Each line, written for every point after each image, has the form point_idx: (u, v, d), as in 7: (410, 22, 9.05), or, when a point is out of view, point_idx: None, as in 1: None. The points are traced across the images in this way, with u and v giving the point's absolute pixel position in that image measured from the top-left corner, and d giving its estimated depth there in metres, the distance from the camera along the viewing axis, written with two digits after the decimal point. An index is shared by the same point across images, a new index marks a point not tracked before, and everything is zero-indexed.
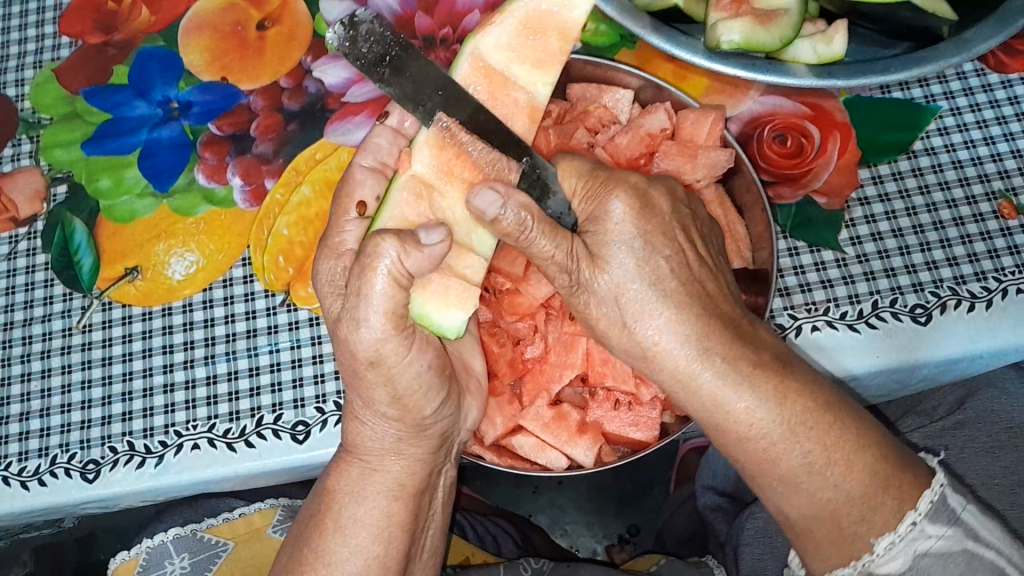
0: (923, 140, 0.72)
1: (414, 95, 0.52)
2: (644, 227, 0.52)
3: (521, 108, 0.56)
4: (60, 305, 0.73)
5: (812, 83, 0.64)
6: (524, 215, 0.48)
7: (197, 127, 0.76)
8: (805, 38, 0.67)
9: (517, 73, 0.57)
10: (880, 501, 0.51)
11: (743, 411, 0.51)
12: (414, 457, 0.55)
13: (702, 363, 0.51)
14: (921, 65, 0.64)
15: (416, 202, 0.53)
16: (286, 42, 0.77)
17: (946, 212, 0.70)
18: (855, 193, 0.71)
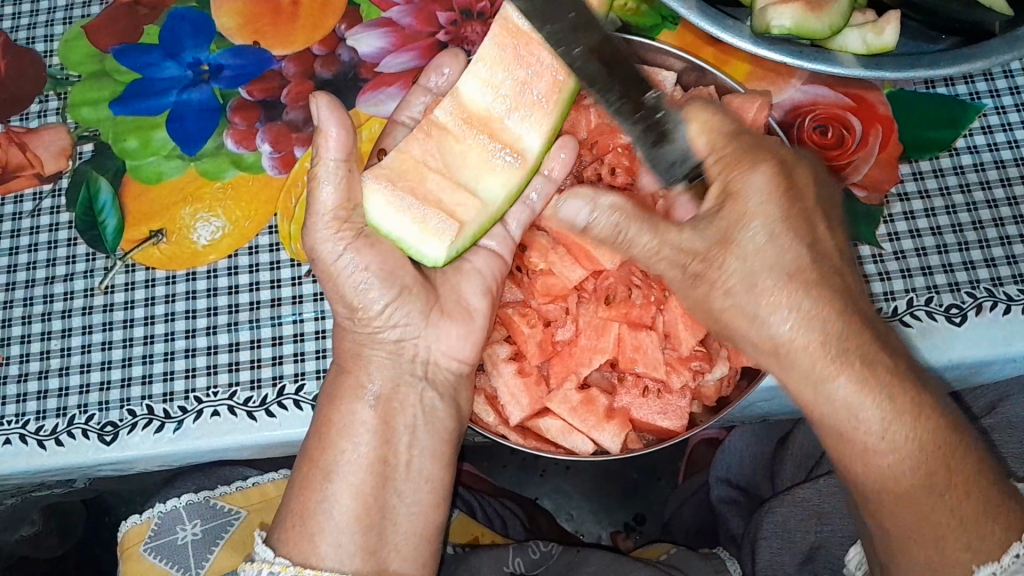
0: (966, 138, 0.71)
1: (544, 12, 0.53)
2: (789, 209, 0.51)
3: (535, 82, 0.57)
4: (83, 265, 0.72)
5: (859, 73, 0.63)
6: (615, 216, 0.52)
7: (227, 91, 0.75)
8: (854, 27, 0.66)
9: (541, 38, 0.56)
10: (987, 529, 0.48)
11: (877, 424, 0.49)
12: (380, 362, 0.58)
13: (840, 365, 0.50)
14: (971, 60, 0.62)
15: (426, 142, 0.58)
16: (320, 9, 0.76)
17: (986, 212, 0.69)
18: (895, 189, 0.69)
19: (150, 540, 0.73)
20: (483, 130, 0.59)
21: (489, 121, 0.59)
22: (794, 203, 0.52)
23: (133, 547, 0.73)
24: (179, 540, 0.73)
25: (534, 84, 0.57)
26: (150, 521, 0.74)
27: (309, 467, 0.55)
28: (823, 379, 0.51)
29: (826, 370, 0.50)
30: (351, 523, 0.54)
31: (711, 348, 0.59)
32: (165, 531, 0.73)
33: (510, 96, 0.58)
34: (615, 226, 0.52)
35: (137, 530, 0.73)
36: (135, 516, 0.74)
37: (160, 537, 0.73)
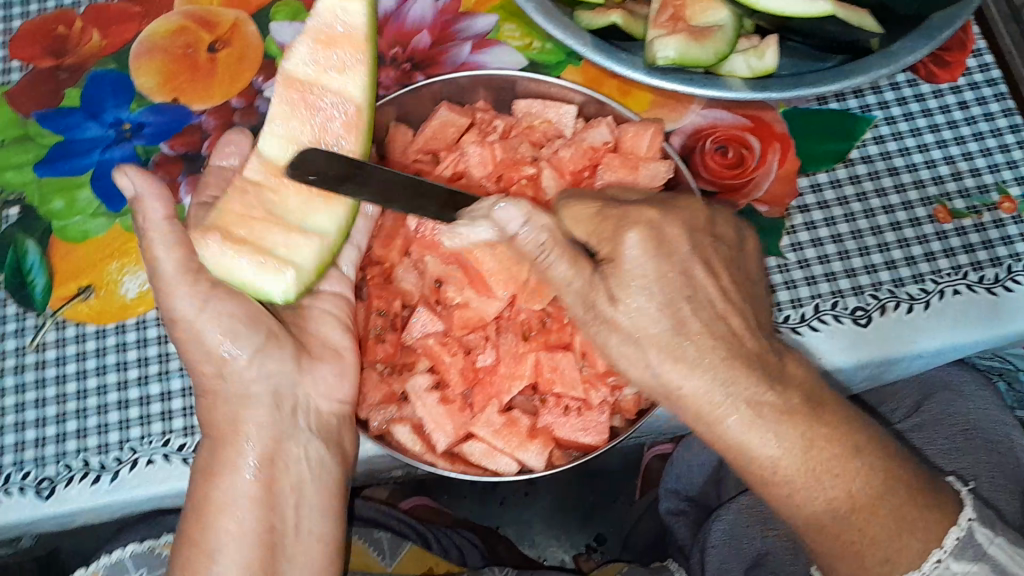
0: (860, 148, 0.75)
1: (386, 195, 0.57)
2: (663, 267, 0.54)
3: (337, 121, 0.62)
4: (13, 325, 0.73)
5: (746, 95, 0.67)
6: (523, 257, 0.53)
7: (149, 147, 0.78)
8: (739, 53, 0.70)
9: (326, 82, 0.63)
10: (903, 541, 0.52)
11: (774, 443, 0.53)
12: (260, 420, 0.60)
13: (728, 406, 0.53)
14: (849, 76, 0.67)
15: (275, 183, 0.61)
16: (237, 62, 0.81)
17: (883, 217, 0.73)
18: (795, 201, 0.73)
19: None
20: (293, 183, 0.61)
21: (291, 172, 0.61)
22: (671, 255, 0.55)
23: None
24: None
25: (336, 122, 0.62)
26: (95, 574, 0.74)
27: (206, 553, 0.57)
28: (717, 414, 0.54)
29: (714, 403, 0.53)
30: None
31: None
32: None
33: (310, 136, 0.62)
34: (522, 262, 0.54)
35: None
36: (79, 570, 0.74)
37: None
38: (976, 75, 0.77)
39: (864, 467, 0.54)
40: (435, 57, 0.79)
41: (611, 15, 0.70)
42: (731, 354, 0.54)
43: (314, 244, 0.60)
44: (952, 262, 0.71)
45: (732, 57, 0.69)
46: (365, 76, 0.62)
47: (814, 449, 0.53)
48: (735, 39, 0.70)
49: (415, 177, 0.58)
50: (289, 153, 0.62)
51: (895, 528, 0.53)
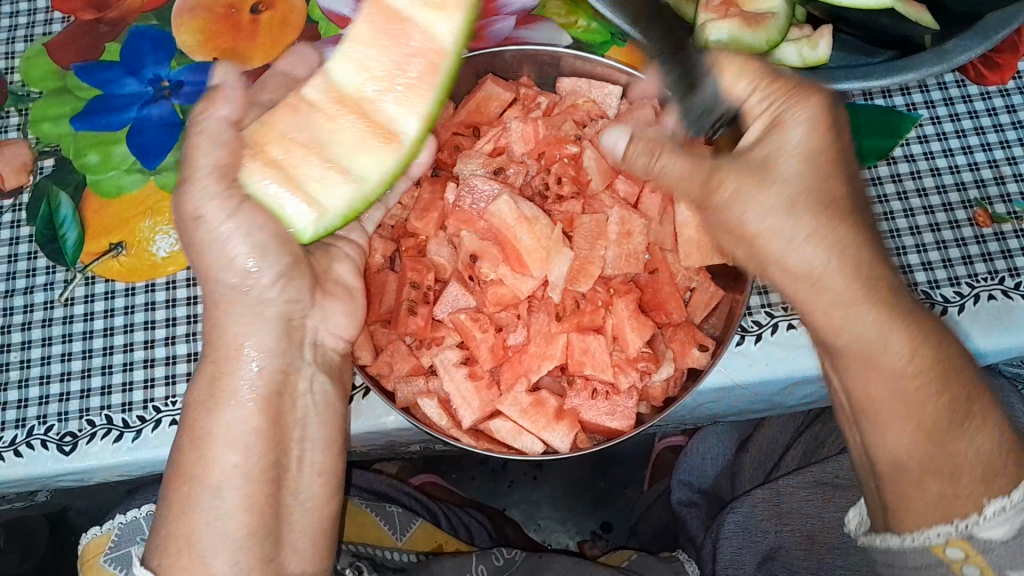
0: (903, 147, 0.73)
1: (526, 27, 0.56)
2: (826, 146, 0.50)
3: (413, 76, 0.56)
4: (43, 278, 0.73)
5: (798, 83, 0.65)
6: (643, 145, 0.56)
7: (186, 106, 0.77)
8: (791, 42, 0.68)
9: (418, 16, 0.56)
10: (999, 463, 0.49)
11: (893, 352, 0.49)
12: (264, 337, 0.55)
13: (864, 295, 0.49)
14: (902, 72, 0.66)
15: (337, 108, 0.56)
16: (280, 25, 0.80)
17: (923, 218, 0.71)
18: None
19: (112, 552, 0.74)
20: (354, 112, 0.56)
21: (353, 104, 0.56)
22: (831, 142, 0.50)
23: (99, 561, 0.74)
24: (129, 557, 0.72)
25: (408, 68, 0.56)
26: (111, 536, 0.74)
27: (188, 486, 0.53)
28: (848, 308, 0.49)
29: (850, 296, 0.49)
30: (239, 536, 0.52)
31: (657, 349, 0.61)
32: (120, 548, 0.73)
33: (383, 76, 0.56)
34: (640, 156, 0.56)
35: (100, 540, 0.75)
36: (97, 528, 0.75)
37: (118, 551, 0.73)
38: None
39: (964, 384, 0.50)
40: (478, 31, 0.77)
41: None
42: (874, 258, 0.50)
43: (378, 168, 0.56)
44: (990, 267, 0.69)
45: (783, 45, 0.68)
46: (461, 18, 0.56)
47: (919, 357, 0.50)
48: (787, 27, 0.68)
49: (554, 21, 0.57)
50: (358, 88, 0.56)
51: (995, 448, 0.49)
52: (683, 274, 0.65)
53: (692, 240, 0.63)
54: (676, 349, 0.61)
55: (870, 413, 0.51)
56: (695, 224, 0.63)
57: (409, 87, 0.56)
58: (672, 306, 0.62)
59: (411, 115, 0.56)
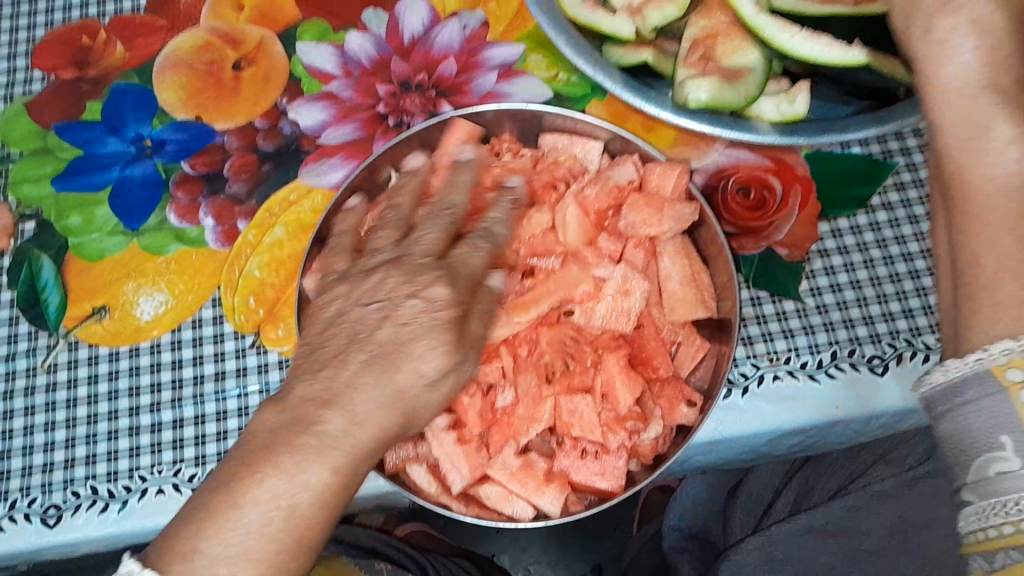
0: (881, 195, 0.75)
1: None
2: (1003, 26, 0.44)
3: None
4: (24, 344, 0.72)
5: (774, 139, 0.67)
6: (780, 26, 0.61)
7: (169, 166, 0.77)
8: (769, 95, 0.69)
9: None
10: None
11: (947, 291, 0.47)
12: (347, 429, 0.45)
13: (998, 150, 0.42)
14: (880, 124, 0.66)
15: None
16: (261, 83, 0.81)
17: (902, 265, 0.72)
18: (815, 245, 0.73)
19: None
20: None
21: None
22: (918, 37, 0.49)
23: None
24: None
25: None
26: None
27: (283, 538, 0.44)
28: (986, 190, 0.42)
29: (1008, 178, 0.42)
30: None
31: (646, 408, 0.61)
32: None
33: None
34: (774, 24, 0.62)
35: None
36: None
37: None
38: None
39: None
40: (461, 86, 0.80)
41: (643, 53, 0.71)
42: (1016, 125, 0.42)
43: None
44: None
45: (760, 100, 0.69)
46: None
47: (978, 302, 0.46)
48: (765, 81, 0.70)
49: None
50: None
51: None
52: (668, 328, 0.65)
53: (676, 293, 0.63)
54: (665, 407, 0.61)
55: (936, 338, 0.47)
56: (678, 277, 0.63)
57: None
58: (658, 361, 0.63)
59: None
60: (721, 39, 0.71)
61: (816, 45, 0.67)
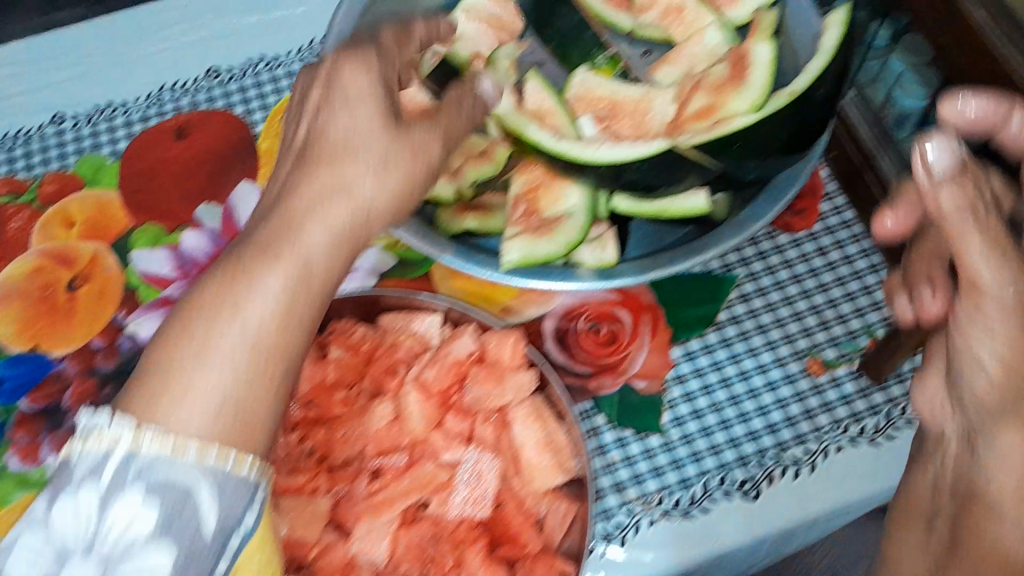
0: (727, 309, 0.76)
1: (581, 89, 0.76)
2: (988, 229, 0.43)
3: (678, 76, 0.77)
4: None
5: (595, 284, 0.65)
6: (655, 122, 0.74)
7: (7, 405, 0.74)
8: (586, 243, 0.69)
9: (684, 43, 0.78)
10: None
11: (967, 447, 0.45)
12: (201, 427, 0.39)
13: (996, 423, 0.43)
14: (702, 251, 0.65)
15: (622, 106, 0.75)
16: (98, 298, 0.78)
17: (759, 378, 0.73)
18: (671, 372, 0.74)
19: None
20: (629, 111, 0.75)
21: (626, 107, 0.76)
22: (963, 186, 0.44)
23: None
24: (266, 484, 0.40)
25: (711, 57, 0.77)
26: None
27: None
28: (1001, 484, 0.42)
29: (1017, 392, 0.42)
30: None
31: None
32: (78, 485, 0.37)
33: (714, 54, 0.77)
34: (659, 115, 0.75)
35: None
36: (89, 413, 0.39)
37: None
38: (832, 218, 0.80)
39: None
40: None
41: (467, 219, 0.71)
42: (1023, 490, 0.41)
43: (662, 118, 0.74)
44: (832, 417, 0.71)
45: (584, 244, 0.68)
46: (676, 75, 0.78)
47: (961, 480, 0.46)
48: (585, 228, 0.69)
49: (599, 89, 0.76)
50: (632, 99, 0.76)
51: None
52: (531, 499, 0.62)
53: (534, 462, 0.62)
54: None
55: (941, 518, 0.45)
56: (532, 444, 0.62)
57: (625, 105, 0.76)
58: (525, 537, 0.60)
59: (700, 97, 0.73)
60: (542, 190, 0.72)
61: (619, 146, 0.67)
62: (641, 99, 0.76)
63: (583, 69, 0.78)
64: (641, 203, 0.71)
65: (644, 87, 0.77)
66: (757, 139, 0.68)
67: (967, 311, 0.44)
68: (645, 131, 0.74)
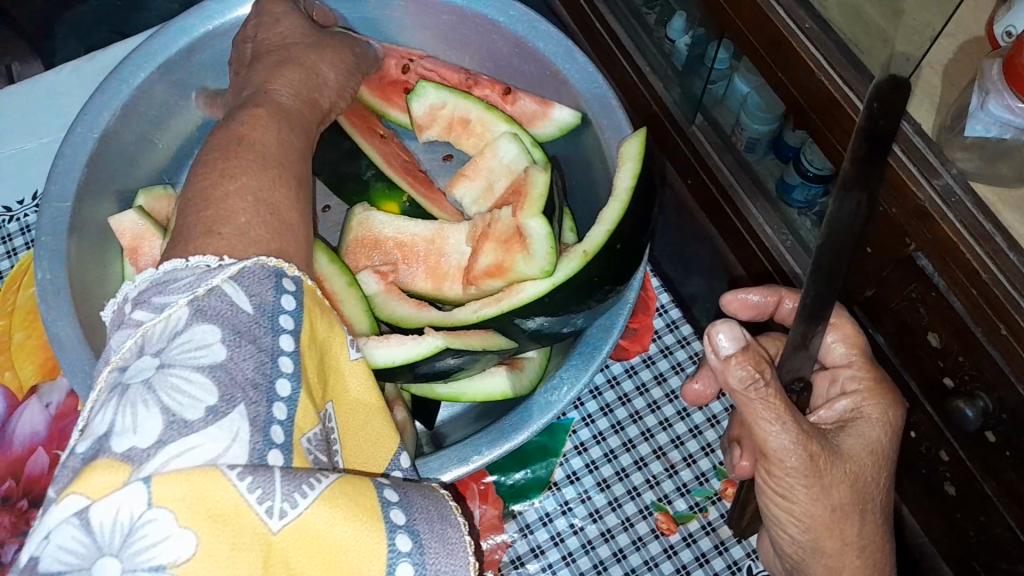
0: (562, 465, 0.72)
1: (363, 234, 0.70)
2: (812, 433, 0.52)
3: (490, 194, 0.72)
4: None
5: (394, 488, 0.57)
6: (452, 263, 0.71)
7: None
8: None
9: (482, 158, 0.72)
10: None
11: (811, 538, 0.54)
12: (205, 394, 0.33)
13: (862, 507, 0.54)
14: (515, 435, 0.58)
15: (423, 243, 0.72)
16: None
17: (604, 546, 0.69)
18: (507, 556, 0.68)
19: (170, 462, 0.32)
20: (425, 254, 0.71)
21: (429, 242, 0.72)
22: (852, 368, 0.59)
23: (305, 379, 0.38)
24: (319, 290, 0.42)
25: (502, 174, 0.71)
26: (109, 401, 0.33)
27: None
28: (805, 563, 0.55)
29: (832, 526, 0.53)
30: None
31: None
32: (131, 323, 0.35)
33: (508, 169, 0.70)
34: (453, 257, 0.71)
35: (98, 483, 0.31)
36: (133, 282, 0.39)
37: (193, 431, 0.32)
38: (668, 335, 0.77)
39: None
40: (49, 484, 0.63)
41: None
42: (866, 559, 0.54)
43: (459, 255, 0.71)
44: None
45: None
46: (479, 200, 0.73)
47: (820, 523, 0.53)
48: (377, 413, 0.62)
49: (391, 228, 0.71)
50: (429, 232, 0.72)
51: None
52: None
53: None
54: None
55: (794, 556, 0.56)
56: None
57: (417, 244, 0.71)
58: None
59: (489, 253, 0.67)
60: None
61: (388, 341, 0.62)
62: (432, 237, 0.72)
63: (365, 206, 0.72)
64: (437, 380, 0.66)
65: (435, 222, 0.72)
66: (568, 302, 0.62)
67: (864, 428, 0.56)
68: (442, 279, 0.70)
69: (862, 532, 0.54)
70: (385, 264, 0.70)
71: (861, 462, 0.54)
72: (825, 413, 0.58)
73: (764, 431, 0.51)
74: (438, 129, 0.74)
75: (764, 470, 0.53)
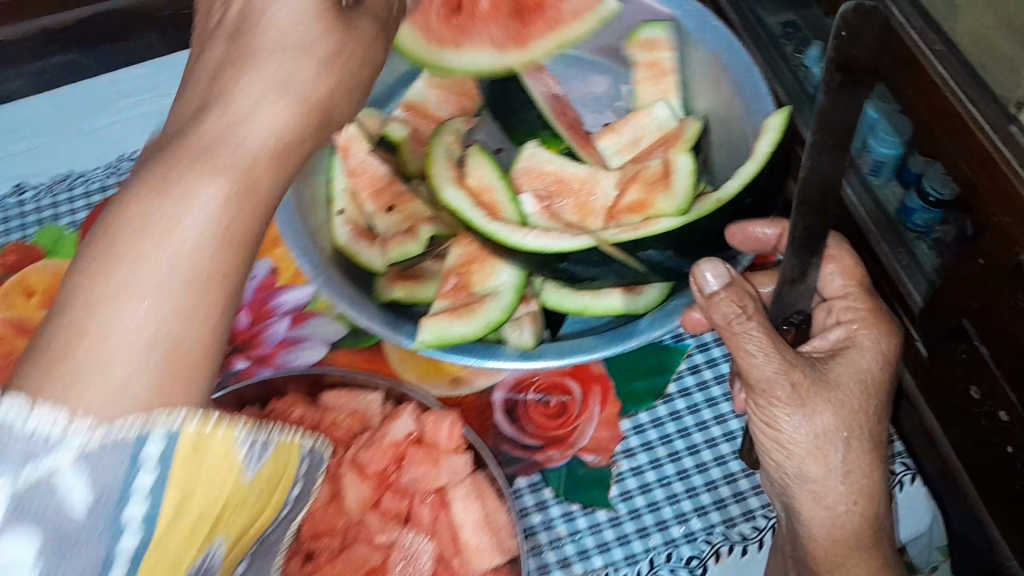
0: (676, 381, 0.78)
1: (528, 163, 0.81)
2: (800, 362, 0.61)
3: (636, 147, 0.83)
4: None
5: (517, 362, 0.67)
6: (597, 200, 0.80)
7: None
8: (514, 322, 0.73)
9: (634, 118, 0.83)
10: (846, 512, 0.62)
11: (798, 460, 0.62)
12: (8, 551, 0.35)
13: (848, 433, 0.61)
14: (629, 338, 0.69)
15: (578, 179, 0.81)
16: None
17: (707, 452, 0.74)
18: (620, 446, 0.75)
19: None
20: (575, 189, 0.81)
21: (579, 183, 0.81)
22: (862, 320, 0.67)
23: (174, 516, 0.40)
24: (206, 421, 0.40)
25: (648, 134, 0.82)
26: None
27: None
28: (794, 486, 0.63)
29: (818, 446, 0.61)
30: None
31: None
32: None
33: (657, 131, 0.82)
34: (601, 195, 0.80)
35: None
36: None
37: None
38: None
39: (841, 495, 0.62)
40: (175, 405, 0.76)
41: (395, 290, 0.76)
42: (852, 479, 0.62)
43: (607, 196, 0.80)
44: None
45: (505, 322, 0.72)
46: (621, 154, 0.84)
47: (813, 444, 0.61)
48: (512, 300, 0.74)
49: (551, 161, 0.80)
50: (586, 171, 0.81)
51: (828, 529, 0.63)
52: None
53: (473, 540, 0.65)
54: None
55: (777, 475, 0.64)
56: (471, 523, 0.66)
57: (570, 179, 0.81)
58: None
59: (631, 194, 0.78)
60: (476, 266, 0.77)
61: (544, 236, 0.73)
62: (586, 179, 0.81)
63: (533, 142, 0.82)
64: (566, 295, 0.75)
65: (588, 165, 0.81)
66: (692, 238, 0.72)
67: (851, 357, 0.65)
68: (587, 214, 0.80)
69: (853, 449, 0.62)
70: (543, 191, 0.80)
71: (851, 390, 0.62)
72: (819, 343, 0.67)
73: (751, 361, 0.60)
74: (648, 65, 0.83)
75: (754, 401, 0.62)
